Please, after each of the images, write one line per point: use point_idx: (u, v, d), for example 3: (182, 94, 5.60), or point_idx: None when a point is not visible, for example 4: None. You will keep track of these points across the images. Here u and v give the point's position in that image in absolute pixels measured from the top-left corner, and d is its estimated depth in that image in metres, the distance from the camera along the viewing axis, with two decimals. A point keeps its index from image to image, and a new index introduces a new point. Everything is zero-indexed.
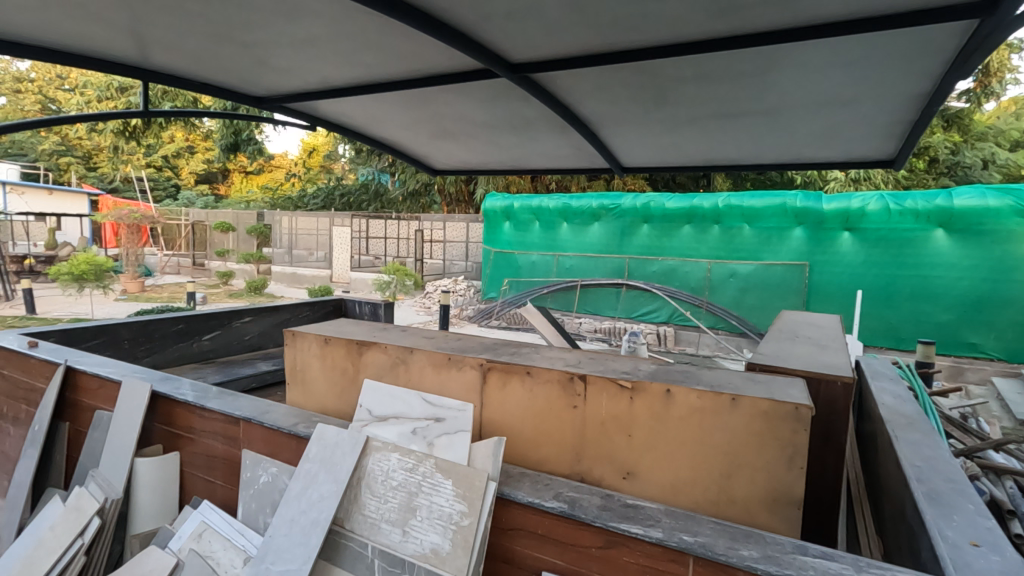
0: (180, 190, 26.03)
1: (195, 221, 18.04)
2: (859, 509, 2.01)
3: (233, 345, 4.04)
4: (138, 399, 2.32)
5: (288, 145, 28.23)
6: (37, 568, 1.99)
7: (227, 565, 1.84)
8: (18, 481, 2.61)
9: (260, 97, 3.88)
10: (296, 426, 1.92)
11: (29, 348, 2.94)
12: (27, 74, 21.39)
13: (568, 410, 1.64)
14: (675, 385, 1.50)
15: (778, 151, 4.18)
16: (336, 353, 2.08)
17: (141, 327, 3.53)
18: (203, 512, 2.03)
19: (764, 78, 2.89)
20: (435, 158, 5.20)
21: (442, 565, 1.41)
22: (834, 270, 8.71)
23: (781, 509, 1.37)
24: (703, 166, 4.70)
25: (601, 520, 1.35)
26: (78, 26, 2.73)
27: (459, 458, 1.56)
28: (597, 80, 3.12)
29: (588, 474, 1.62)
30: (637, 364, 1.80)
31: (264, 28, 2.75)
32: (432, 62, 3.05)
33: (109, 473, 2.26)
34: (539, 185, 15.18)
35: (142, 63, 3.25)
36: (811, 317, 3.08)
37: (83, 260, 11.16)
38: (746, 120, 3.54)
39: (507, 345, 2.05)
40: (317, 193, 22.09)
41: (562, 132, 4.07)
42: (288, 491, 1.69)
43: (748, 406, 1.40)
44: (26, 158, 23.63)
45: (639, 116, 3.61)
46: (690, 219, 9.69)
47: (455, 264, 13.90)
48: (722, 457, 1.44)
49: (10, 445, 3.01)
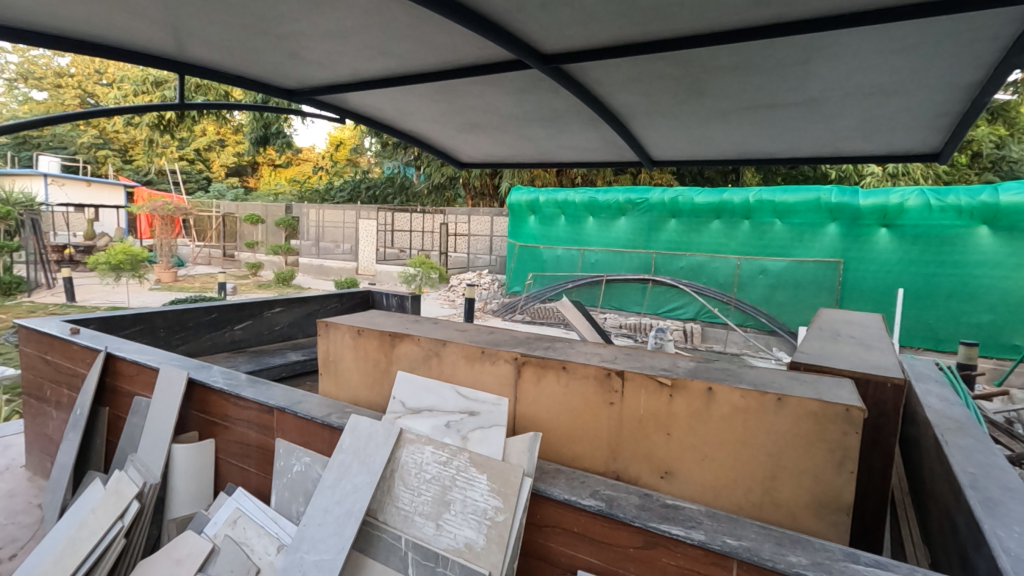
0: (211, 183, 26.64)
1: (226, 213, 18.43)
2: (902, 515, 1.94)
3: (263, 335, 4.09)
4: (176, 386, 2.36)
5: (316, 138, 28.68)
6: (78, 550, 2.03)
7: (262, 552, 1.87)
8: (61, 463, 2.70)
9: (291, 90, 3.91)
10: (329, 416, 1.93)
11: (71, 334, 3.02)
12: (68, 70, 22.01)
13: (604, 406, 1.61)
14: (718, 383, 1.45)
15: (816, 144, 4.05)
16: (369, 344, 2.08)
17: (176, 316, 3.61)
18: (237, 499, 2.05)
19: (805, 67, 2.78)
20: (463, 151, 5.19)
21: (477, 560, 1.40)
22: (870, 267, 8.46)
23: (828, 515, 1.32)
24: (736, 159, 4.58)
25: (640, 520, 1.32)
26: (116, 19, 2.77)
27: (494, 452, 1.54)
28: (630, 71, 3.05)
29: (624, 472, 1.58)
30: (675, 361, 1.75)
31: (297, 20, 2.75)
32: (463, 54, 3.02)
33: (148, 459, 2.30)
34: (564, 179, 15.10)
35: (178, 55, 3.29)
36: (850, 315, 2.97)
37: (120, 250, 11.50)
38: (784, 111, 3.43)
39: (540, 339, 2.02)
40: (344, 186, 22.33)
41: (592, 124, 4.01)
42: (322, 481, 1.70)
43: (795, 407, 1.35)
44: (66, 151, 24.49)
45: (672, 107, 3.53)
46: (719, 215, 9.50)
47: (479, 257, 13.90)
48: (766, 459, 1.39)
49: (54, 427, 3.10)
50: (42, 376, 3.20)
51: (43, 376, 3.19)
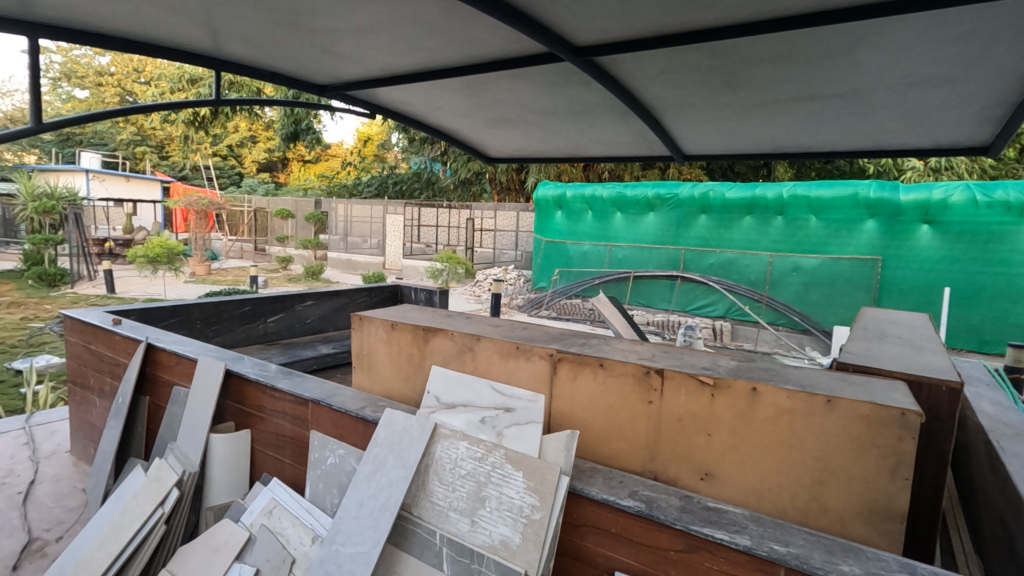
0: (243, 178, 27.24)
1: (257, 209, 18.83)
2: (954, 525, 1.85)
3: (295, 327, 4.15)
4: (213, 377, 2.40)
5: (344, 134, 29.11)
6: (120, 535, 2.08)
7: (296, 542, 1.88)
8: (104, 449, 2.78)
9: (323, 85, 3.94)
10: (363, 410, 1.93)
11: (113, 326, 3.11)
12: (108, 69, 22.76)
13: (643, 405, 1.57)
14: (762, 383, 1.40)
15: (856, 138, 3.92)
16: (402, 338, 2.08)
17: (212, 307, 3.68)
18: (272, 490, 2.08)
19: (849, 57, 2.68)
20: (491, 146, 5.16)
21: (513, 558, 1.38)
22: (910, 264, 8.17)
23: (878, 523, 1.26)
24: (770, 154, 4.45)
25: (681, 522, 1.28)
26: (155, 16, 2.82)
27: (530, 450, 1.52)
28: (664, 63, 2.98)
29: (662, 472, 1.55)
30: (715, 360, 1.70)
31: (331, 15, 2.76)
32: (493, 47, 2.99)
33: (187, 448, 2.36)
34: (591, 174, 14.95)
35: (214, 51, 3.34)
36: (894, 314, 2.85)
37: (157, 244, 11.85)
38: (824, 104, 3.31)
39: (574, 336, 1.99)
40: (372, 181, 22.54)
41: (622, 118, 3.94)
42: (357, 474, 1.70)
43: (845, 410, 1.29)
44: (106, 147, 25.38)
45: (706, 100, 3.44)
46: (751, 210, 9.29)
47: (505, 253, 13.87)
48: (814, 463, 1.34)
49: (97, 414, 3.21)
50: (86, 365, 3.30)
51: (87, 365, 3.29)
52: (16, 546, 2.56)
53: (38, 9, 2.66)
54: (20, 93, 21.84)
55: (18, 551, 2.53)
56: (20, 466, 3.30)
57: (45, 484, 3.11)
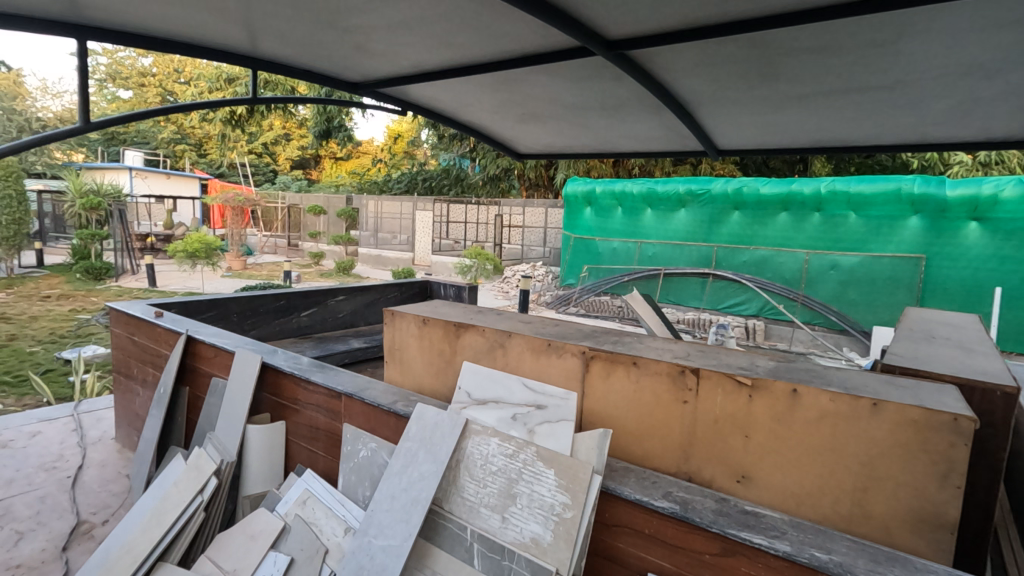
0: (278, 175, 27.90)
1: (291, 205, 19.23)
2: (1003, 536, 1.77)
3: (327, 322, 4.21)
4: (250, 368, 2.46)
5: (375, 131, 29.57)
6: (160, 521, 2.13)
7: (329, 533, 1.91)
8: (147, 437, 2.88)
9: (356, 84, 3.99)
10: (395, 404, 1.95)
11: (156, 318, 3.21)
12: (150, 70, 23.60)
13: (678, 404, 1.54)
14: (804, 385, 1.35)
15: (900, 131, 3.77)
16: (434, 333, 2.09)
17: (248, 301, 3.77)
18: (306, 481, 2.12)
19: (894, 47, 2.57)
20: (521, 142, 5.15)
21: (544, 556, 1.38)
22: (956, 263, 7.83)
23: (927, 532, 1.21)
24: (809, 148, 4.32)
25: (717, 526, 1.25)
26: (196, 17, 2.89)
27: (562, 448, 1.51)
28: (698, 56, 2.91)
29: (697, 474, 1.52)
30: (754, 360, 1.65)
31: (364, 12, 2.78)
32: (524, 42, 2.98)
33: (224, 438, 2.41)
34: (621, 169, 14.78)
35: (252, 50, 3.41)
36: (941, 315, 2.73)
37: (195, 239, 12.19)
38: (866, 96, 3.20)
39: (608, 334, 1.96)
40: (402, 178, 22.79)
41: (654, 113, 3.88)
42: (389, 467, 1.71)
43: (892, 413, 1.24)
44: (148, 146, 26.33)
45: (741, 93, 3.36)
46: (787, 206, 9.06)
47: (533, 249, 13.84)
48: (858, 468, 1.28)
49: (140, 404, 3.32)
50: (130, 356, 3.42)
51: (131, 355, 3.41)
52: (65, 528, 2.68)
53: (86, 12, 2.75)
54: (69, 95, 22.76)
55: (67, 532, 2.65)
56: (69, 451, 3.46)
57: (92, 469, 3.25)
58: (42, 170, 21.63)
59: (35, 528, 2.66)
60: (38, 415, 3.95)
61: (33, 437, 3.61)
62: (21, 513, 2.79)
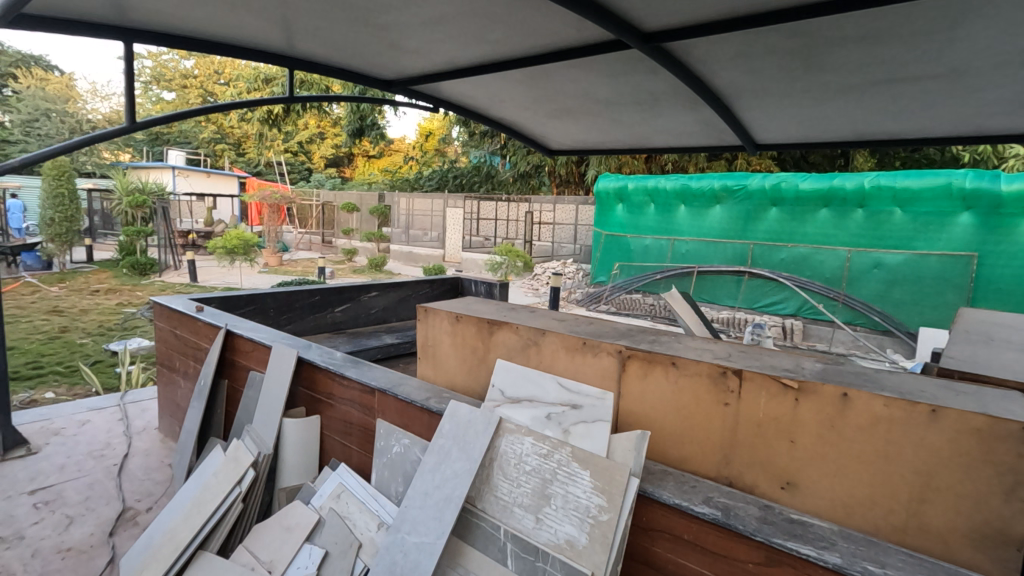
0: (312, 173, 28.54)
1: (325, 203, 19.62)
2: None
3: (360, 317, 4.27)
4: (286, 363, 2.50)
5: (407, 129, 29.93)
6: (199, 511, 2.17)
7: (363, 527, 1.92)
8: (188, 428, 2.95)
9: (389, 81, 4.02)
10: (428, 401, 1.95)
11: (196, 312, 3.31)
12: (192, 71, 24.41)
13: (718, 406, 1.49)
14: (854, 389, 1.29)
15: (954, 123, 3.58)
16: (467, 330, 2.08)
17: (284, 297, 3.84)
18: (340, 475, 2.14)
19: (950, 34, 2.44)
20: (552, 138, 5.11)
21: (580, 559, 1.35)
22: (1011, 262, 7.42)
23: (991, 549, 1.13)
24: (853, 142, 4.16)
25: (761, 534, 1.21)
26: (235, 18, 2.95)
27: (598, 449, 1.48)
28: (737, 47, 2.83)
29: (738, 479, 1.47)
30: (798, 361, 1.59)
31: (398, 10, 2.78)
32: (557, 36, 2.94)
33: (261, 430, 2.46)
34: (653, 166, 14.56)
35: (288, 50, 3.46)
36: (998, 317, 2.58)
37: (234, 236, 12.54)
38: (916, 86, 3.04)
39: (644, 332, 1.92)
40: (432, 175, 22.98)
41: (691, 106, 3.78)
42: (422, 464, 1.71)
43: (952, 420, 1.16)
44: (189, 145, 27.24)
45: (781, 85, 3.24)
46: (828, 202, 8.76)
47: (563, 247, 13.77)
48: (913, 477, 1.21)
49: (181, 395, 3.42)
50: (172, 348, 3.53)
51: (174, 348, 3.52)
52: (112, 514, 2.78)
53: (133, 15, 2.84)
54: (117, 97, 23.70)
55: (113, 518, 2.74)
56: (116, 440, 3.59)
57: (137, 457, 3.36)
58: (92, 170, 22.65)
59: (84, 513, 2.77)
60: (88, 404, 4.12)
61: (83, 425, 3.77)
62: (72, 498, 2.91)
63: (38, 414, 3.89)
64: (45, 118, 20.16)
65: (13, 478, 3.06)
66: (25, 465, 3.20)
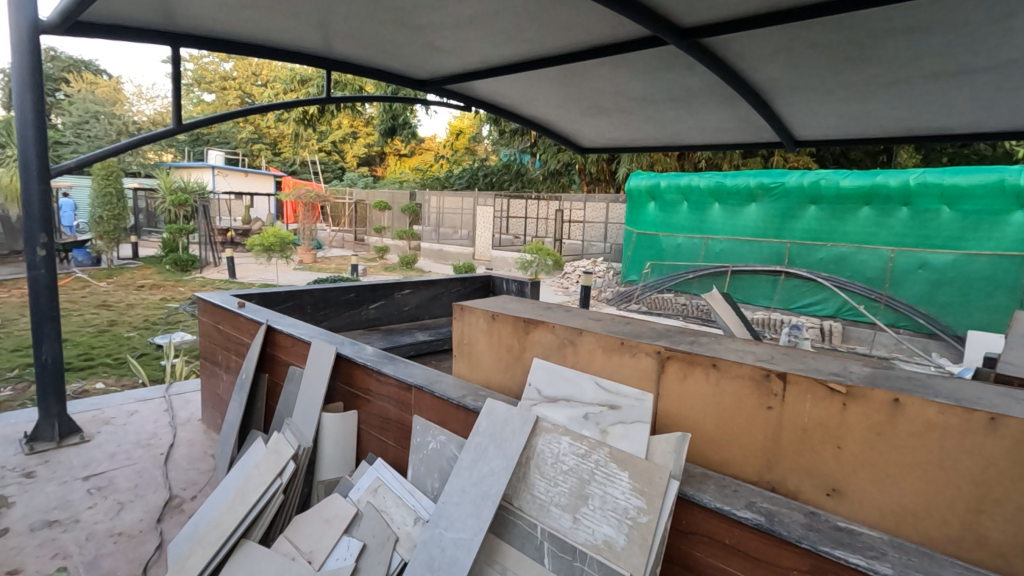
0: (346, 172, 29.06)
1: (357, 201, 19.95)
2: None
3: (394, 314, 4.34)
4: (325, 359, 2.56)
5: (437, 128, 30.20)
6: (242, 501, 2.23)
7: (399, 522, 1.94)
8: (231, 420, 3.05)
9: (423, 81, 4.07)
10: (464, 398, 1.98)
11: (238, 308, 3.40)
12: (230, 73, 25.16)
13: (761, 410, 1.46)
14: (907, 395, 1.25)
15: (1010, 117, 3.42)
16: (503, 329, 2.09)
17: (321, 293, 3.93)
18: (377, 469, 2.17)
19: (1006, 24, 2.33)
20: (585, 136, 5.09)
21: (618, 560, 1.34)
22: None
23: None
24: (898, 137, 4.02)
25: (808, 541, 1.18)
26: (275, 21, 3.02)
27: (637, 450, 1.47)
28: (779, 41, 2.75)
29: (781, 484, 1.44)
30: (844, 365, 1.55)
31: (434, 10, 2.81)
32: (593, 33, 2.92)
33: (301, 424, 2.53)
34: (686, 163, 14.33)
35: (327, 52, 3.54)
36: None
37: (271, 234, 12.87)
38: (967, 79, 2.92)
39: (682, 333, 1.90)
40: (463, 174, 23.13)
41: (728, 103, 3.71)
42: (459, 461, 1.72)
43: (1013, 429, 1.11)
44: (228, 145, 28.05)
45: (824, 79, 3.15)
46: (870, 201, 8.48)
47: (594, 245, 13.68)
48: (970, 488, 1.16)
49: (224, 388, 3.53)
50: (215, 343, 3.64)
51: (216, 343, 3.63)
52: (159, 501, 2.89)
53: (180, 20, 2.95)
54: (160, 99, 24.56)
55: (161, 505, 2.85)
56: (162, 430, 3.73)
57: (182, 447, 3.49)
58: (137, 169, 23.58)
59: (134, 500, 2.89)
60: (136, 396, 4.30)
61: (131, 415, 3.93)
62: (122, 485, 3.04)
63: (90, 403, 4.07)
64: (94, 120, 21.05)
65: (68, 464, 3.22)
66: (79, 453, 3.36)
